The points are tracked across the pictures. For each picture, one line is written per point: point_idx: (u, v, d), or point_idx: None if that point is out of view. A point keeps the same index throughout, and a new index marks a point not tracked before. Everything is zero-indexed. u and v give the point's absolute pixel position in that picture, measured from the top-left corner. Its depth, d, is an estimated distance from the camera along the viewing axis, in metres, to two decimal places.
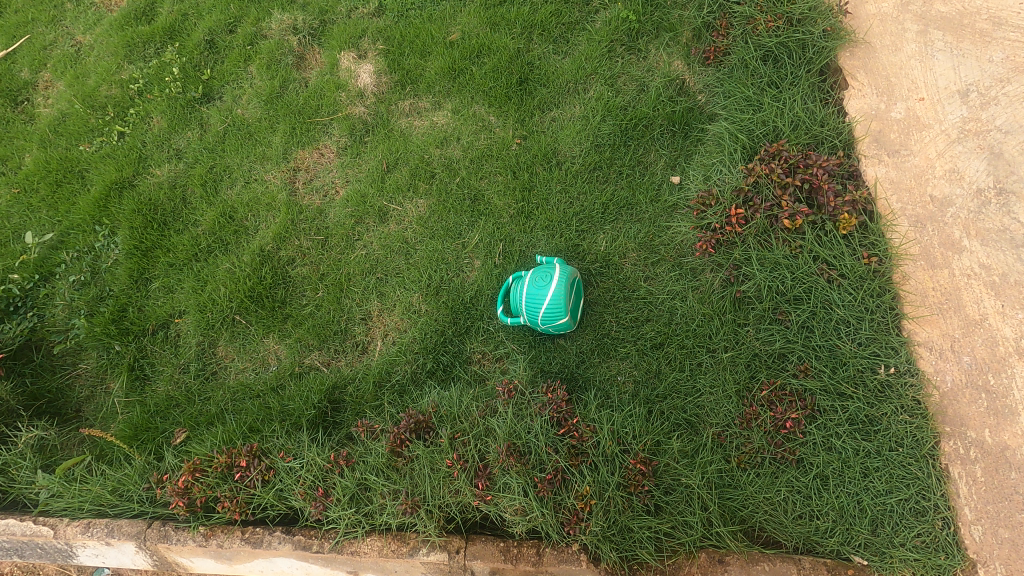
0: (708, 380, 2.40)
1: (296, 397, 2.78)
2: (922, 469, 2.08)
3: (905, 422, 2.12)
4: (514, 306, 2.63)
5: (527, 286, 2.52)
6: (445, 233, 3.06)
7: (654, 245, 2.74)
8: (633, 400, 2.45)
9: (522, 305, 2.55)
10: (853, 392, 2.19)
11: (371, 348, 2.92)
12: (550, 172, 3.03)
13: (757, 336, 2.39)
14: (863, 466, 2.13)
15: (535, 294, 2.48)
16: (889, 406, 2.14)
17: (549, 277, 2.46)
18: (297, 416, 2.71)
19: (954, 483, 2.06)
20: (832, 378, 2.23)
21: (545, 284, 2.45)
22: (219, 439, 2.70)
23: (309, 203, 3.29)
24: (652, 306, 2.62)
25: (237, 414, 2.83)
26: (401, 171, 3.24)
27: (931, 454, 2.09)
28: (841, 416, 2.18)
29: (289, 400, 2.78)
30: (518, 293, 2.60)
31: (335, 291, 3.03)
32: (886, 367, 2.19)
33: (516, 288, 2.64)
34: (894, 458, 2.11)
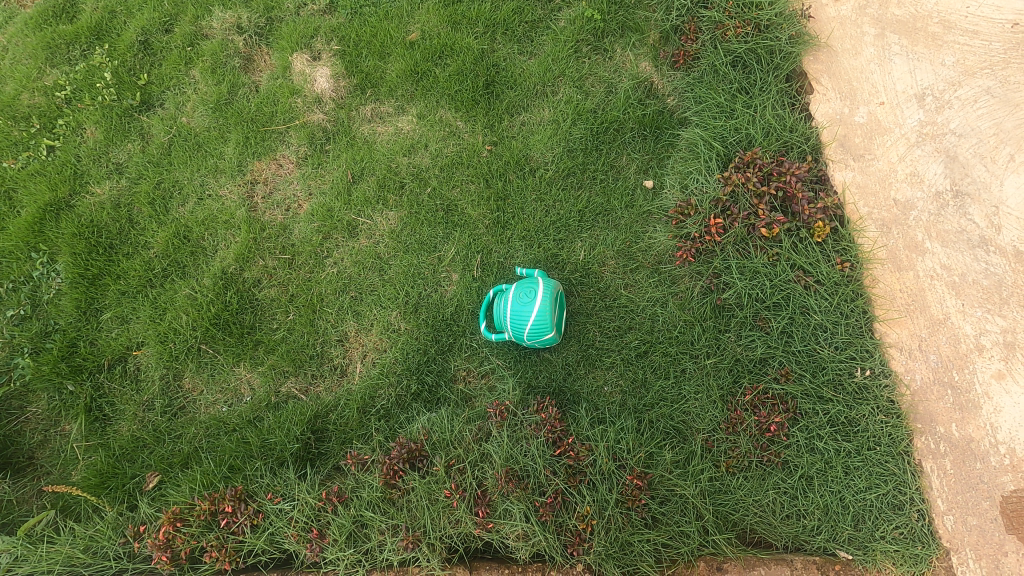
0: (694, 386, 2.47)
1: (277, 428, 2.67)
2: (899, 465, 2.22)
3: (882, 422, 2.25)
4: (497, 321, 2.59)
5: (509, 303, 2.50)
6: (420, 247, 2.98)
7: (631, 252, 2.76)
8: (623, 411, 2.49)
9: (505, 321, 2.53)
10: (833, 396, 2.30)
11: (350, 371, 2.82)
12: (524, 180, 2.98)
13: (738, 342, 2.46)
14: (845, 465, 2.25)
15: (521, 310, 2.45)
16: (867, 408, 2.26)
17: (533, 292, 2.44)
18: (280, 451, 2.60)
19: (928, 477, 2.22)
20: (813, 382, 2.33)
21: (529, 300, 2.43)
22: (198, 482, 2.58)
23: (271, 220, 3.14)
24: (634, 314, 2.65)
25: (213, 452, 2.69)
26: (368, 182, 3.12)
27: (906, 451, 2.23)
28: (823, 418, 2.28)
29: (269, 433, 2.66)
30: (500, 310, 2.57)
31: (307, 312, 2.91)
32: (863, 370, 2.31)
33: (498, 304, 2.60)
34: (873, 456, 2.24)
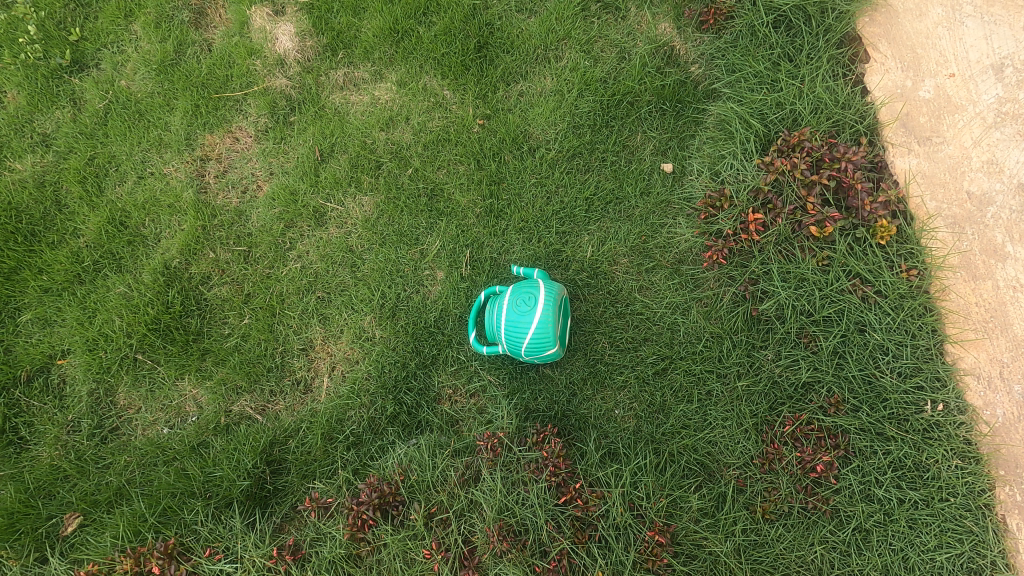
0: (721, 412, 2.11)
1: (225, 458, 2.24)
2: (977, 521, 1.85)
3: (958, 468, 1.88)
4: (490, 329, 2.18)
5: (503, 309, 2.09)
6: (399, 238, 2.56)
7: (648, 249, 2.38)
8: (638, 441, 2.13)
9: (499, 332, 2.12)
10: (897, 434, 1.92)
11: (316, 387, 2.40)
12: (521, 161, 2.57)
13: (778, 361, 2.07)
14: (909, 518, 1.89)
15: (517, 322, 2.03)
16: (940, 450, 1.88)
17: (532, 298, 2.01)
18: (227, 488, 2.17)
19: (1014, 538, 1.87)
20: (870, 416, 1.95)
21: (527, 308, 2.01)
22: (123, 530, 2.15)
23: (224, 204, 2.70)
24: (650, 323, 2.28)
25: (145, 491, 2.24)
26: (339, 160, 2.69)
27: (987, 504, 1.87)
28: (883, 461, 1.91)
29: (214, 466, 2.23)
30: (493, 317, 2.16)
31: (265, 316, 2.48)
32: (933, 404, 1.92)
33: (491, 309, 2.18)
34: (946, 510, 1.87)
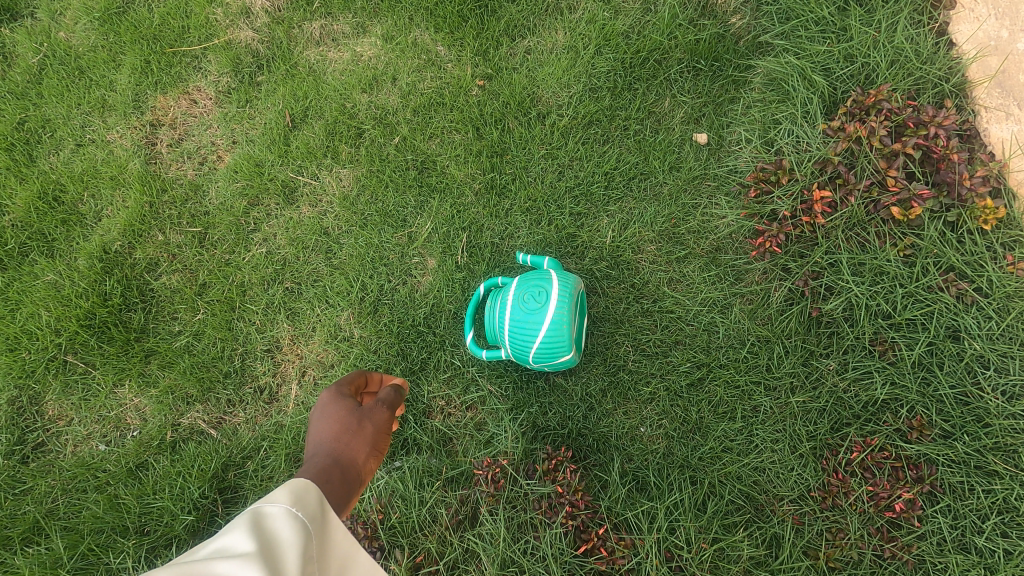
0: (770, 432, 1.75)
1: (167, 485, 1.86)
2: None
3: None
4: (491, 329, 1.80)
5: (507, 305, 1.70)
6: (382, 219, 2.18)
7: (679, 235, 1.99)
8: (670, 468, 1.77)
9: (501, 333, 1.73)
10: (1002, 468, 1.53)
11: (283, 396, 2.02)
12: (528, 128, 2.18)
13: (844, 374, 1.69)
14: None
15: (524, 324, 1.64)
16: None
17: (544, 292, 1.62)
18: (167, 524, 1.78)
19: None
20: (967, 446, 1.56)
21: (537, 304, 1.62)
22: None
23: (178, 176, 2.32)
24: (682, 324, 1.90)
25: (66, 530, 1.81)
26: (313, 126, 2.32)
27: None
28: (984, 501, 1.53)
29: (156, 494, 1.84)
30: (495, 315, 1.77)
31: (222, 310, 2.09)
32: None
33: (492, 305, 1.79)
34: None
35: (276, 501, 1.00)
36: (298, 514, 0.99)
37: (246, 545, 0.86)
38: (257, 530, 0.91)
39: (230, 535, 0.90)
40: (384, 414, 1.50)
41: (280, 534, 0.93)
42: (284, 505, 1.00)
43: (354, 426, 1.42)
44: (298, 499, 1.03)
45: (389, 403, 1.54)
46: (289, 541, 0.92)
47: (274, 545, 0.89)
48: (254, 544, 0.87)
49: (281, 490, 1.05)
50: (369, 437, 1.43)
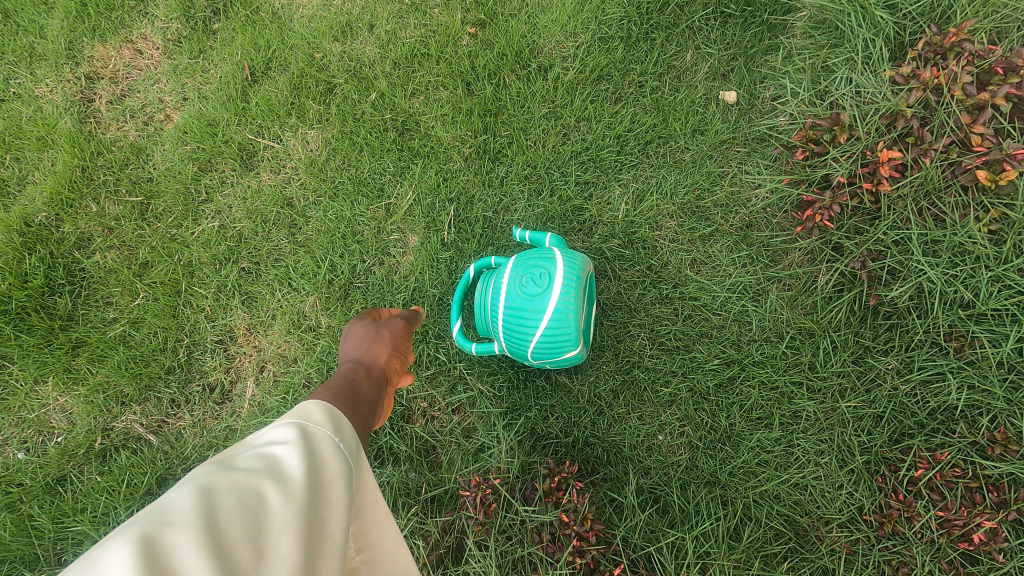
0: (814, 443, 1.47)
1: (90, 503, 1.56)
2: None
3: None
4: (483, 318, 1.49)
5: (501, 291, 1.39)
6: (355, 188, 1.85)
7: (704, 209, 1.69)
8: (694, 485, 1.48)
9: (494, 324, 1.42)
10: None
11: (236, 395, 1.72)
12: (527, 83, 1.85)
13: (907, 375, 1.40)
14: None
15: (522, 320, 1.34)
16: None
17: (545, 276, 1.31)
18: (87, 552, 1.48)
19: None
20: None
21: (536, 291, 1.31)
22: None
23: (117, 138, 1.99)
24: (708, 313, 1.60)
25: None
26: (276, 81, 1.98)
27: None
28: None
29: (77, 515, 1.54)
30: (487, 302, 1.46)
31: (165, 295, 1.77)
32: None
33: (485, 289, 1.48)
34: None
35: (320, 419, 0.85)
36: (345, 439, 0.86)
37: (306, 469, 0.74)
38: (310, 449, 0.78)
39: (280, 444, 0.77)
40: (407, 325, 1.33)
41: (335, 457, 0.81)
42: (330, 428, 0.85)
43: (374, 334, 1.25)
44: (342, 424, 0.88)
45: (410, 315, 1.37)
46: (346, 469, 0.81)
47: (332, 470, 0.78)
48: (313, 467, 0.75)
49: (320, 406, 0.89)
50: (393, 341, 1.26)
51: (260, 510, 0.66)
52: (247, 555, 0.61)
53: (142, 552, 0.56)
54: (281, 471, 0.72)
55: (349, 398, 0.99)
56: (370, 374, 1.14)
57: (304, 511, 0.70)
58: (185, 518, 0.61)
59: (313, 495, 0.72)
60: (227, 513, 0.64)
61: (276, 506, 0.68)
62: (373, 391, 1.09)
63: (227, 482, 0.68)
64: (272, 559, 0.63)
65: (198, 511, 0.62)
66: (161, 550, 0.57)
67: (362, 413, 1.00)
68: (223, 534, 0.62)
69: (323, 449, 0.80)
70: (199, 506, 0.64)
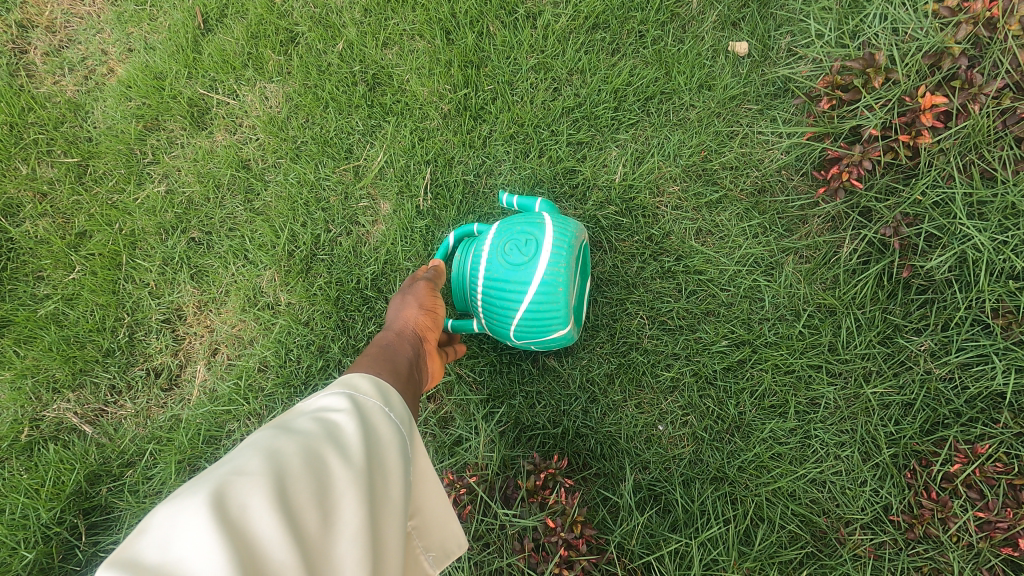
0: (834, 434, 1.30)
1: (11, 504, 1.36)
2: None
3: None
4: (460, 290, 1.28)
5: (482, 258, 1.19)
6: (320, 150, 1.65)
7: (711, 172, 1.50)
8: (699, 482, 1.31)
9: (474, 296, 1.22)
10: None
11: (184, 381, 1.53)
12: (514, 31, 1.64)
13: (943, 357, 1.23)
14: None
15: (507, 296, 1.15)
16: None
17: (533, 243, 1.13)
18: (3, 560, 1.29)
19: None
20: None
21: (522, 259, 1.12)
22: None
23: (52, 91, 1.77)
24: (716, 289, 1.42)
25: None
26: (232, 27, 1.76)
27: None
28: None
29: None
30: (465, 272, 1.26)
31: (104, 268, 1.57)
32: None
33: (463, 256, 1.27)
34: None
35: (372, 391, 0.77)
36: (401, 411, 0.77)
37: (365, 435, 0.66)
38: (368, 416, 0.71)
39: (338, 409, 0.70)
40: (433, 283, 1.18)
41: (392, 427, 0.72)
42: (384, 396, 0.77)
43: (401, 300, 1.12)
44: (393, 395, 0.79)
45: (434, 273, 1.21)
46: (406, 440, 0.72)
47: (392, 438, 0.70)
48: (372, 432, 0.67)
49: (368, 378, 0.80)
50: (419, 299, 1.13)
51: (325, 473, 0.58)
52: (316, 519, 0.53)
53: (209, 515, 0.49)
54: (343, 436, 0.64)
55: (389, 364, 0.89)
56: (404, 339, 1.03)
57: (369, 478, 0.61)
58: (251, 479, 0.53)
59: (377, 462, 0.64)
60: (297, 474, 0.56)
61: (343, 470, 0.59)
62: (412, 354, 0.99)
63: (291, 442, 0.60)
64: (343, 527, 0.55)
65: (267, 471, 0.55)
66: (226, 515, 0.49)
67: (408, 380, 0.91)
68: (292, 495, 0.54)
69: (380, 418, 0.72)
70: (264, 467, 0.56)
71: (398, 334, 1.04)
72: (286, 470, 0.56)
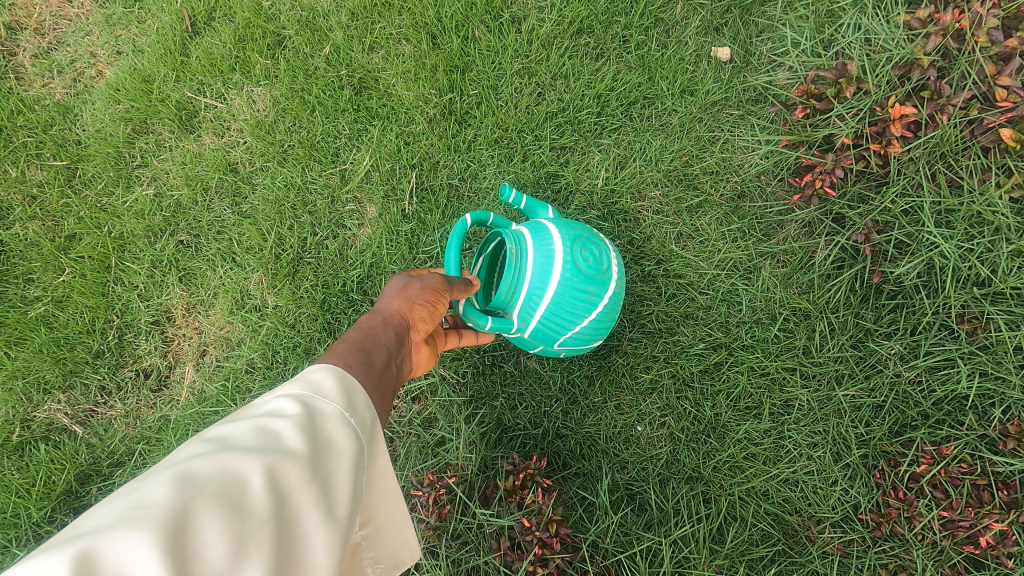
0: (807, 435, 1.33)
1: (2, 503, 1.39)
2: None
3: None
4: (518, 290, 1.09)
5: (556, 259, 1.08)
6: (307, 153, 1.67)
7: (692, 177, 1.52)
8: (674, 481, 1.34)
9: (537, 299, 1.08)
10: None
11: (174, 382, 1.56)
12: (499, 36, 1.66)
13: (911, 361, 1.26)
14: None
15: (581, 305, 1.11)
16: None
17: (602, 252, 1.14)
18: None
19: None
20: None
21: (601, 268, 1.12)
22: None
23: (41, 94, 1.78)
24: (695, 293, 1.44)
25: None
26: (219, 31, 1.77)
27: None
28: None
29: None
30: (518, 271, 1.08)
31: (93, 270, 1.60)
32: None
33: (519, 252, 1.09)
34: None
35: (333, 386, 0.70)
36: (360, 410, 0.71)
37: (300, 450, 0.60)
38: (314, 424, 0.64)
39: (282, 417, 0.64)
40: (451, 287, 1.00)
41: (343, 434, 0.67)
42: (346, 396, 0.70)
43: (405, 284, 0.98)
44: (357, 393, 0.72)
45: (463, 287, 1.03)
46: (357, 450, 0.67)
47: (337, 451, 0.64)
48: (311, 447, 0.62)
49: (332, 371, 0.73)
50: (424, 285, 0.97)
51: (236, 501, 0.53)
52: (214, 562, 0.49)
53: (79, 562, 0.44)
54: (274, 452, 0.59)
55: (363, 356, 0.80)
56: (388, 327, 0.90)
57: (291, 503, 0.57)
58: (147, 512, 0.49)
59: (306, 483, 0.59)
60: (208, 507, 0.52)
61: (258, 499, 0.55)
62: (394, 346, 0.86)
63: (208, 463, 0.55)
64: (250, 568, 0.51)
65: (173, 503, 0.50)
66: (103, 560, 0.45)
67: (382, 374, 0.81)
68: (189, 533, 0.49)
69: (331, 423, 0.66)
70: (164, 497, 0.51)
71: (384, 320, 0.91)
72: (197, 503, 0.52)
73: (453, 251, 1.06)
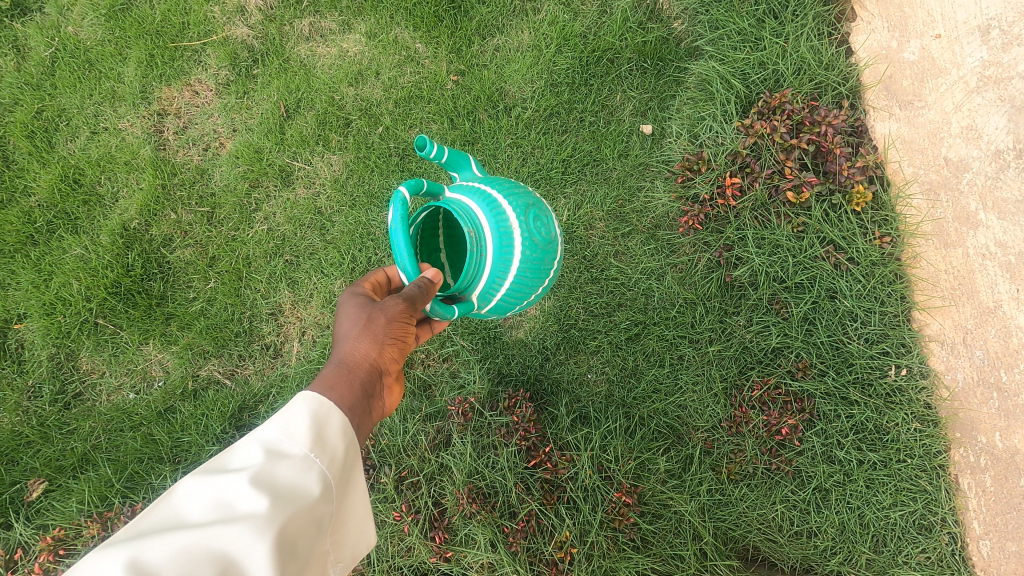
0: (692, 375, 2.10)
1: (195, 423, 2.26)
2: (931, 480, 1.91)
3: (916, 432, 1.93)
4: (480, 263, 1.49)
5: (508, 239, 1.52)
6: (370, 200, 2.49)
7: (625, 214, 2.28)
8: (610, 406, 2.13)
9: (499, 270, 1.53)
10: (862, 399, 1.96)
11: (286, 351, 2.37)
12: (496, 120, 2.47)
13: (748, 327, 2.08)
14: (867, 478, 1.95)
15: (522, 266, 1.57)
16: (901, 414, 1.93)
17: (533, 222, 1.59)
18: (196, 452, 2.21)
19: (965, 496, 1.92)
20: (836, 380, 1.99)
21: (535, 237, 1.58)
22: (92, 493, 2.16)
23: (185, 160, 2.61)
24: (625, 288, 2.21)
25: (111, 458, 2.24)
26: (305, 116, 2.59)
27: (941, 465, 1.92)
28: (846, 424, 1.96)
29: (183, 432, 2.26)
30: (479, 254, 1.49)
31: (231, 280, 2.42)
32: (897, 368, 1.96)
33: (476, 235, 1.48)
34: (903, 471, 1.92)
35: (296, 440, 1.10)
36: (317, 452, 1.11)
37: (247, 513, 0.95)
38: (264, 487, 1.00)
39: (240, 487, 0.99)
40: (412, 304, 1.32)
41: (295, 484, 1.04)
42: (299, 453, 1.08)
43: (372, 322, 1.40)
44: (316, 443, 1.12)
45: (421, 296, 1.33)
46: (303, 494, 1.04)
47: (284, 503, 1.00)
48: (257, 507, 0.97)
49: (300, 424, 1.13)
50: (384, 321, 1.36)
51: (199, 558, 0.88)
52: None
53: None
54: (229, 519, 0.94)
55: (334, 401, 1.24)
56: (354, 371, 1.36)
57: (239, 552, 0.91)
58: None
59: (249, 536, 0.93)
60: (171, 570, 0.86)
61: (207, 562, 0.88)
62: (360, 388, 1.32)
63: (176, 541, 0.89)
64: None
65: None
66: None
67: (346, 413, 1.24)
68: None
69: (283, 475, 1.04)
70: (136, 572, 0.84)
71: (352, 369, 1.35)
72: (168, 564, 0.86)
73: (402, 241, 1.28)
